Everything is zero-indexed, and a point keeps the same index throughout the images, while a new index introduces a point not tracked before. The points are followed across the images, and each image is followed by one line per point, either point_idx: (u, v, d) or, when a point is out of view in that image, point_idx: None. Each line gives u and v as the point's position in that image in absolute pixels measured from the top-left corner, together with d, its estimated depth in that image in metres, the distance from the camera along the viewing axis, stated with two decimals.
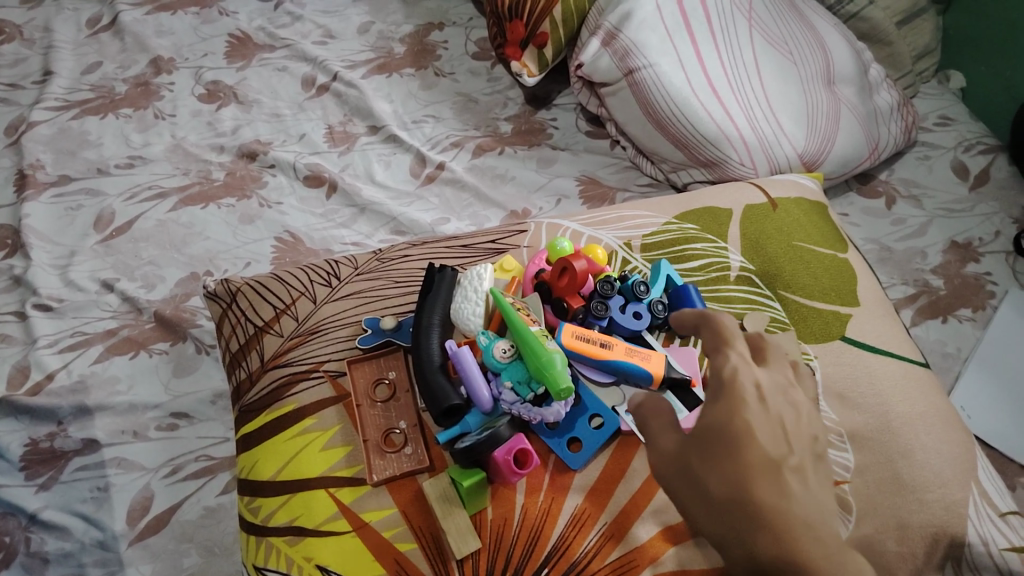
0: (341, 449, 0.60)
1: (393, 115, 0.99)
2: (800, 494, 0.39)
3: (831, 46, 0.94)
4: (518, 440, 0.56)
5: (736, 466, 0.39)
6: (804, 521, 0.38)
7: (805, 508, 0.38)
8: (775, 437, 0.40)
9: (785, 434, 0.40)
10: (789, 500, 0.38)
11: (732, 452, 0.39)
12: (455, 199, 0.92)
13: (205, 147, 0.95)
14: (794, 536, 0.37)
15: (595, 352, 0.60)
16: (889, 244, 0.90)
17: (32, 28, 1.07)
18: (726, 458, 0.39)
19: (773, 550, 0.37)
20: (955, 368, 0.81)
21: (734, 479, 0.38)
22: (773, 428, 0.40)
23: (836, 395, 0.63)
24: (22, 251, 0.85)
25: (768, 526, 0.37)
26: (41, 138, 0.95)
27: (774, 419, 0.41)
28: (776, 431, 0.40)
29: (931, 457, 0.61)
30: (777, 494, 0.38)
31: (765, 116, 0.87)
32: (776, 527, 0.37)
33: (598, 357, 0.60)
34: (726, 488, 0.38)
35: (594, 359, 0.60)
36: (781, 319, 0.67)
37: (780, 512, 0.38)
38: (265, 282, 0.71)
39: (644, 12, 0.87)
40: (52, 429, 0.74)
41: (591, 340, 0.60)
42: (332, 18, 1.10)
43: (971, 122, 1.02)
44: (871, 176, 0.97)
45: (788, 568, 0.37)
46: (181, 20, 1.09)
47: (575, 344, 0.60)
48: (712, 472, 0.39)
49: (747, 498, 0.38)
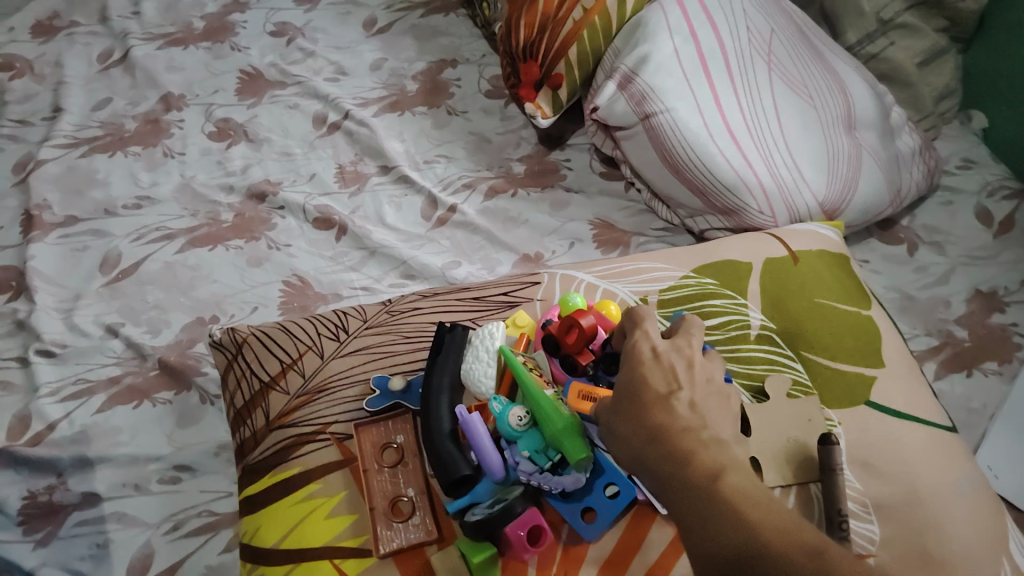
0: (346, 517, 0.58)
1: (405, 155, 0.98)
2: (682, 410, 0.48)
3: (851, 90, 0.93)
4: (532, 514, 0.54)
5: (632, 400, 0.49)
6: (684, 429, 0.47)
7: (686, 420, 0.47)
8: (663, 376, 0.50)
9: (675, 375, 0.50)
10: (675, 418, 0.47)
11: (630, 393, 0.49)
12: (467, 242, 0.90)
13: (213, 187, 0.94)
14: (677, 441, 0.46)
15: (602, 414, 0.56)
16: (911, 292, 0.88)
17: (43, 63, 1.07)
18: (626, 399, 0.49)
19: (664, 455, 0.46)
20: (981, 426, 0.79)
21: (631, 412, 0.49)
22: (665, 373, 0.50)
23: (860, 463, 0.61)
24: (26, 294, 0.84)
25: (657, 440, 0.47)
26: (49, 176, 0.94)
27: (665, 362, 0.50)
28: (665, 371, 0.50)
29: (960, 530, 0.58)
30: (661, 415, 0.47)
31: (784, 162, 0.85)
32: (664, 439, 0.46)
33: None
34: (625, 421, 0.49)
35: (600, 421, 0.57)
36: (803, 382, 0.65)
37: (666, 427, 0.47)
38: (271, 333, 0.69)
39: (661, 55, 0.85)
40: (51, 481, 0.72)
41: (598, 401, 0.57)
42: (344, 55, 1.09)
43: (995, 166, 0.99)
44: (892, 221, 0.95)
45: (674, 461, 0.46)
46: (193, 56, 1.08)
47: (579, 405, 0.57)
48: (619, 413, 0.49)
49: (640, 423, 0.48)
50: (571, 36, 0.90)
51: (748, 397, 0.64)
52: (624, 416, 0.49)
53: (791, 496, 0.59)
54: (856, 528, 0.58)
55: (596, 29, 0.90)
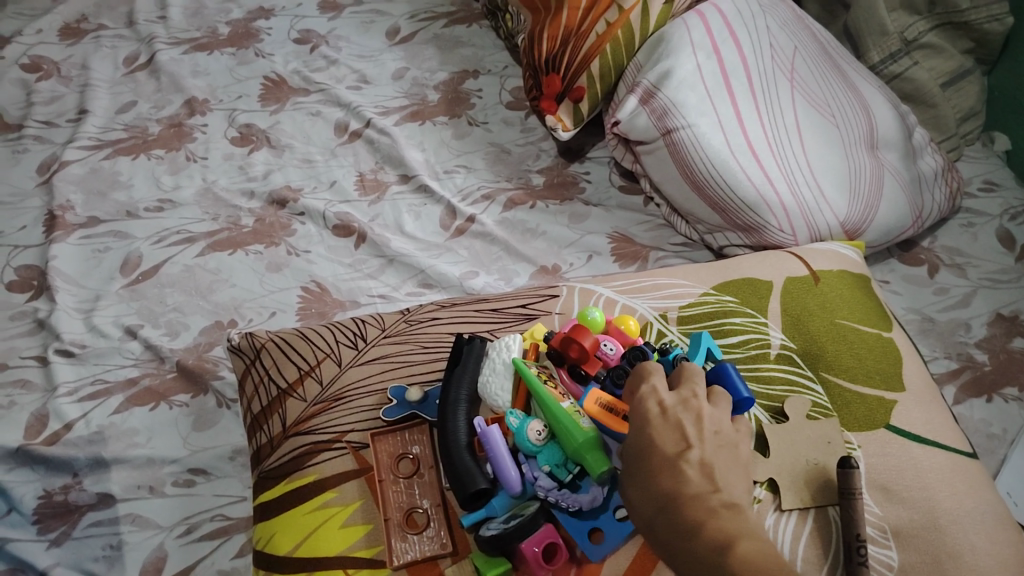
0: (360, 527, 0.58)
1: (425, 164, 0.98)
2: (690, 473, 0.47)
3: (874, 110, 0.92)
4: (548, 531, 0.54)
5: (640, 465, 0.49)
6: (690, 495, 0.46)
7: (694, 483, 0.47)
8: (670, 435, 0.49)
9: (684, 434, 0.49)
10: (681, 484, 0.47)
11: (637, 457, 0.49)
12: (485, 253, 0.90)
13: (235, 192, 0.95)
14: (686, 510, 0.46)
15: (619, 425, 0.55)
16: (931, 314, 0.87)
17: (70, 65, 1.08)
18: (635, 462, 0.49)
19: (672, 524, 0.46)
20: (1001, 452, 0.78)
21: (638, 478, 0.48)
22: (673, 432, 0.49)
23: (880, 488, 0.60)
24: (47, 293, 0.84)
25: (665, 507, 0.47)
26: (72, 177, 0.95)
27: (672, 419, 0.50)
28: (672, 430, 0.49)
29: (981, 559, 0.58)
30: (668, 480, 0.47)
31: (805, 181, 0.84)
32: (673, 508, 0.46)
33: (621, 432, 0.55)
34: (634, 486, 0.49)
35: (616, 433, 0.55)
36: (823, 405, 0.64)
37: (675, 495, 0.47)
38: (290, 339, 0.70)
39: (683, 71, 0.85)
40: (67, 481, 0.72)
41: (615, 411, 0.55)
42: (367, 63, 1.10)
43: (1018, 189, 0.99)
44: (913, 242, 0.94)
45: (683, 532, 0.46)
46: (218, 61, 1.09)
47: (595, 414, 0.55)
48: (629, 476, 0.49)
49: (646, 489, 0.48)
50: (593, 50, 0.91)
51: (766, 417, 0.63)
52: (633, 482, 0.49)
53: (808, 520, 0.58)
54: (875, 553, 0.57)
55: (619, 44, 0.90)
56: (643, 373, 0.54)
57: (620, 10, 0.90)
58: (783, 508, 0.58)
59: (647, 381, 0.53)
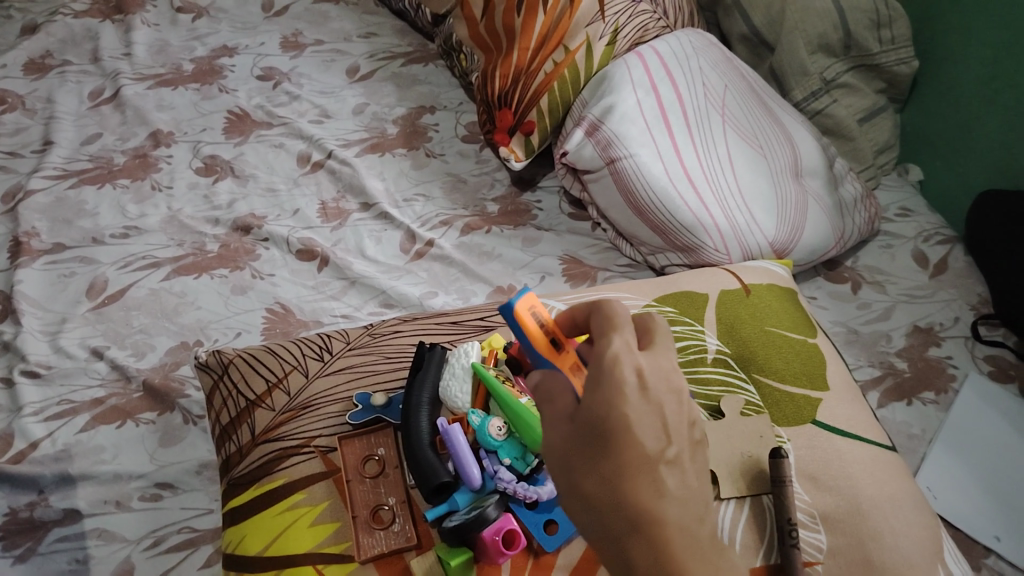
0: (329, 525, 0.61)
1: (385, 193, 1.03)
2: (669, 485, 0.43)
3: (799, 143, 1.01)
4: (506, 520, 0.58)
5: (613, 462, 0.42)
6: (671, 515, 0.42)
7: (672, 497, 0.43)
8: (649, 428, 0.42)
9: (662, 427, 0.43)
10: (657, 496, 0.42)
11: (610, 448, 0.41)
12: (443, 274, 0.95)
13: (200, 219, 0.98)
14: (664, 530, 0.42)
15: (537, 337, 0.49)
16: (856, 327, 0.95)
17: (35, 99, 1.11)
18: (604, 454, 0.42)
19: (641, 543, 0.42)
20: (920, 450, 0.85)
21: (607, 478, 0.42)
22: (652, 422, 0.43)
23: (808, 478, 0.66)
24: (12, 316, 0.86)
25: (638, 519, 0.42)
26: (37, 206, 0.97)
27: (652, 405, 0.43)
28: (651, 422, 0.43)
29: (900, 540, 0.63)
30: (648, 491, 0.42)
31: (738, 207, 0.92)
32: (640, 518, 0.42)
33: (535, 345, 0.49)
34: (597, 482, 0.42)
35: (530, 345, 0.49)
36: (755, 402, 0.70)
37: (647, 505, 0.42)
38: (257, 354, 0.73)
39: (625, 107, 0.93)
40: (33, 498, 0.73)
41: (544, 323, 0.49)
42: (327, 99, 1.15)
43: (930, 214, 1.08)
44: (838, 262, 1.02)
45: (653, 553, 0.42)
46: (182, 96, 1.13)
47: (522, 317, 0.49)
48: (588, 465, 0.42)
49: (618, 494, 0.42)
50: (542, 86, 0.98)
51: (705, 415, 0.69)
52: (596, 477, 0.42)
53: (744, 507, 0.63)
54: (805, 537, 0.63)
55: (565, 82, 0.98)
56: (612, 328, 0.44)
57: (566, 51, 0.98)
58: (722, 497, 0.63)
59: (618, 342, 0.43)
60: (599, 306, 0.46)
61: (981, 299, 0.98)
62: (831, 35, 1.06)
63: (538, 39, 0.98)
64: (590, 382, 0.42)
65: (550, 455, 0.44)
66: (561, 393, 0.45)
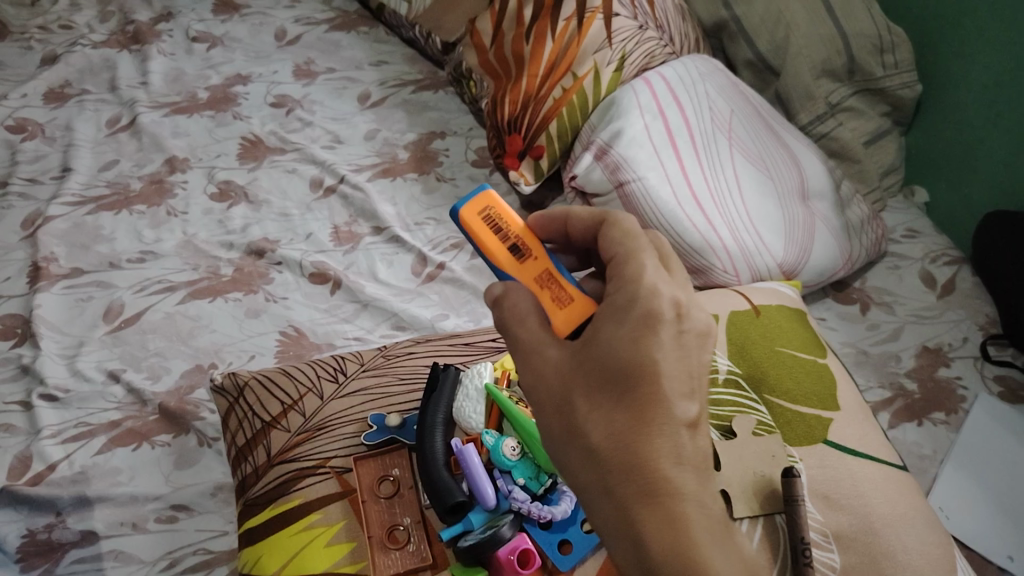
0: (344, 545, 0.62)
1: (397, 217, 1.04)
2: (682, 446, 0.45)
3: (805, 164, 1.03)
4: (520, 539, 0.58)
5: (629, 407, 0.45)
6: (679, 478, 0.44)
7: (682, 460, 0.45)
8: (672, 377, 0.46)
9: (685, 380, 0.47)
10: (668, 450, 0.45)
11: (626, 388, 0.46)
12: (455, 297, 0.96)
13: (214, 244, 0.99)
14: (669, 492, 0.44)
15: (492, 247, 0.54)
16: (865, 347, 0.95)
17: (54, 127, 1.13)
18: (619, 397, 0.46)
19: (641, 501, 0.44)
20: (932, 470, 0.85)
21: (620, 424, 0.45)
22: (676, 368, 0.46)
23: (821, 497, 0.66)
24: (31, 340, 0.87)
25: (641, 472, 0.44)
26: (56, 232, 0.98)
27: (678, 353, 0.47)
28: (675, 372, 0.46)
29: (913, 558, 0.63)
30: (659, 445, 0.45)
31: (746, 229, 0.93)
32: (645, 468, 0.44)
33: (492, 257, 0.54)
34: (605, 426, 0.45)
35: (486, 256, 0.54)
36: (767, 422, 0.70)
37: (656, 455, 0.44)
38: (272, 376, 0.73)
39: (633, 130, 0.94)
40: (50, 520, 0.74)
41: (495, 229, 0.54)
42: (340, 125, 1.17)
43: (936, 235, 1.09)
44: (846, 283, 1.03)
45: (655, 505, 0.43)
46: (197, 123, 1.15)
47: (471, 224, 0.54)
48: (599, 408, 0.46)
49: (626, 443, 0.45)
50: (551, 112, 1.00)
51: (717, 435, 0.69)
52: (604, 419, 0.46)
53: (758, 526, 0.63)
54: (819, 556, 0.63)
55: (574, 107, 0.99)
56: (641, 256, 0.49)
57: (574, 78, 1.00)
58: (736, 516, 0.63)
59: (651, 275, 0.48)
60: (617, 224, 0.52)
61: (989, 319, 0.98)
62: (835, 61, 1.08)
63: (546, 66, 1.01)
64: (615, 316, 0.47)
65: (552, 392, 0.48)
66: (529, 315, 0.50)
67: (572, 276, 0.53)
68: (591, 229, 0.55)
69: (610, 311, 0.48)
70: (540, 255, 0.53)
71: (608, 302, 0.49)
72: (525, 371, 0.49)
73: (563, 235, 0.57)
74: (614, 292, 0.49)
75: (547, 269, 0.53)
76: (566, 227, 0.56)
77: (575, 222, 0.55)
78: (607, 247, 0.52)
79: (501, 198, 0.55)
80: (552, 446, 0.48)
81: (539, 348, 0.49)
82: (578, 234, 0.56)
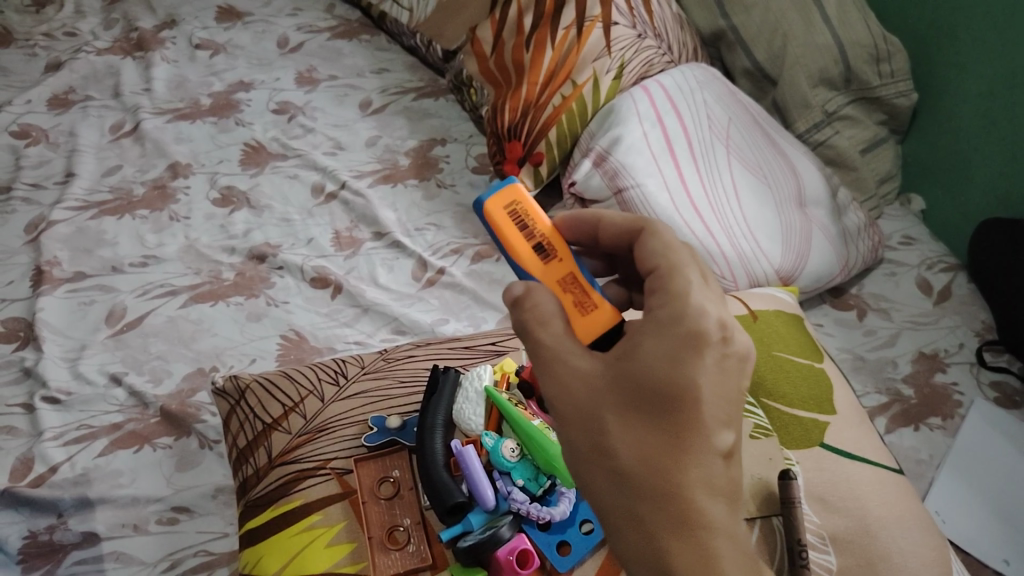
0: (345, 546, 0.62)
1: (397, 223, 1.05)
2: (716, 476, 0.45)
3: (808, 176, 1.03)
4: (519, 540, 0.59)
5: (665, 432, 0.45)
6: (711, 510, 0.44)
7: (715, 491, 0.44)
8: (712, 403, 0.45)
9: (723, 406, 0.46)
10: (700, 481, 0.44)
11: (663, 410, 0.45)
12: (454, 301, 0.96)
13: (216, 248, 1.00)
14: (702, 525, 0.43)
15: (517, 243, 0.52)
16: (862, 353, 0.96)
17: (58, 132, 1.14)
18: (655, 420, 0.45)
19: (672, 531, 0.43)
20: (928, 474, 0.85)
21: (653, 448, 0.45)
22: (716, 394, 0.46)
23: (817, 500, 0.67)
24: (34, 343, 0.88)
25: (675, 502, 0.44)
26: (59, 236, 0.99)
27: (719, 378, 0.46)
28: (715, 397, 0.46)
29: (909, 560, 0.64)
30: (694, 474, 0.44)
31: (744, 235, 0.94)
32: (677, 498, 0.44)
33: (516, 254, 0.52)
34: (637, 449, 0.45)
35: (509, 252, 0.52)
36: (764, 425, 0.71)
37: (689, 484, 0.44)
38: (273, 379, 0.74)
39: (631, 137, 0.95)
40: (52, 521, 0.74)
41: (519, 225, 0.52)
42: (341, 131, 1.18)
43: (932, 243, 1.11)
44: (843, 289, 1.04)
45: (683, 537, 0.43)
46: (200, 130, 1.16)
47: (496, 218, 0.52)
48: (632, 429, 0.45)
49: (660, 469, 0.44)
50: (551, 120, 1.01)
51: None
52: (637, 441, 0.45)
53: (755, 529, 0.64)
54: (815, 558, 0.63)
55: (573, 114, 1.01)
56: (687, 272, 0.48)
57: (574, 85, 1.01)
58: None
59: (696, 293, 0.47)
60: (658, 236, 0.51)
61: (985, 326, 0.99)
62: (832, 69, 1.08)
63: (546, 74, 1.02)
64: (658, 333, 0.46)
65: (581, 407, 0.46)
66: (553, 318, 0.49)
67: (594, 281, 0.53)
68: (624, 236, 0.54)
69: (652, 328, 0.46)
70: (565, 257, 0.52)
71: (649, 317, 0.47)
72: (550, 381, 0.47)
73: (592, 238, 0.56)
74: (657, 307, 0.47)
75: (572, 273, 0.52)
76: (597, 230, 0.55)
77: (608, 226, 0.55)
78: (646, 257, 0.51)
79: (527, 193, 0.53)
80: (575, 462, 0.47)
81: (567, 358, 0.47)
82: (608, 240, 0.55)
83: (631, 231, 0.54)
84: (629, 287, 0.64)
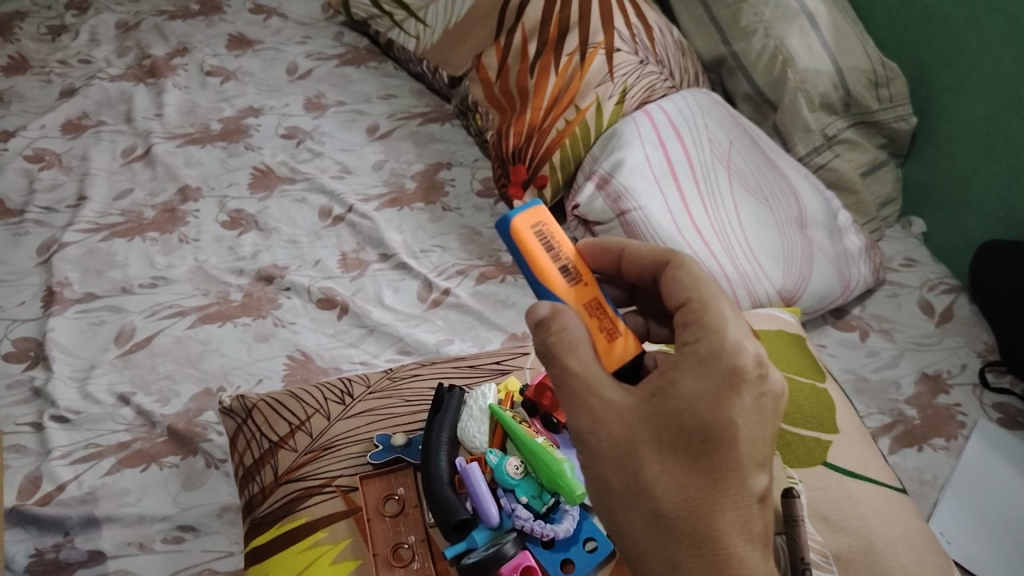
0: (350, 563, 0.63)
1: (403, 245, 1.07)
2: (751, 520, 0.46)
3: (817, 205, 1.05)
4: (522, 557, 0.59)
5: (702, 473, 0.46)
6: (751, 559, 0.44)
7: (751, 535, 0.45)
8: (748, 444, 0.47)
9: (758, 449, 0.47)
10: (735, 525, 0.45)
11: (701, 450, 0.46)
12: (459, 322, 0.98)
13: (225, 270, 1.02)
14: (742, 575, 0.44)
15: (544, 264, 0.51)
16: (865, 373, 0.96)
17: (71, 156, 1.16)
18: (693, 461, 0.46)
19: None
20: (932, 495, 0.85)
21: (691, 491, 0.46)
22: (752, 434, 0.47)
23: (821, 519, 0.67)
24: (44, 363, 0.89)
25: (713, 547, 0.44)
26: (71, 257, 1.01)
27: (755, 418, 0.47)
28: (751, 438, 0.47)
29: None
30: (730, 518, 0.45)
31: (746, 256, 0.95)
32: (715, 543, 0.44)
33: (543, 275, 0.51)
34: (674, 489, 0.46)
35: (535, 273, 0.51)
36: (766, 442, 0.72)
37: (727, 529, 0.45)
38: (280, 398, 0.75)
39: (634, 160, 0.96)
40: (58, 539, 0.75)
41: (544, 246, 0.51)
42: (348, 156, 1.20)
43: (933, 264, 1.12)
44: (844, 310, 1.05)
45: None
46: (210, 154, 1.19)
47: (524, 236, 0.51)
48: (669, 469, 0.46)
49: (698, 513, 0.45)
50: (554, 143, 1.02)
51: None
52: (674, 482, 0.46)
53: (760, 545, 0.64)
54: None
55: (576, 139, 1.02)
56: (722, 309, 0.49)
57: (577, 110, 1.03)
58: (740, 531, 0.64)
59: (733, 327, 0.48)
60: (682, 267, 0.52)
61: (987, 346, 0.99)
62: (832, 95, 1.10)
63: (550, 100, 1.05)
64: (696, 369, 0.47)
65: (615, 444, 0.47)
66: (580, 344, 0.49)
67: (614, 308, 0.53)
68: (648, 266, 0.55)
69: (690, 362, 0.47)
70: (589, 282, 0.52)
71: (686, 350, 0.48)
72: (582, 414, 0.48)
73: (613, 267, 0.57)
74: (694, 341, 0.48)
75: (597, 298, 0.52)
76: (620, 260, 0.57)
77: (631, 256, 0.56)
78: (676, 290, 0.52)
79: (552, 215, 0.53)
80: (609, 499, 0.47)
81: (599, 390, 0.48)
82: (632, 269, 0.56)
83: (655, 260, 0.55)
84: (649, 318, 0.65)
